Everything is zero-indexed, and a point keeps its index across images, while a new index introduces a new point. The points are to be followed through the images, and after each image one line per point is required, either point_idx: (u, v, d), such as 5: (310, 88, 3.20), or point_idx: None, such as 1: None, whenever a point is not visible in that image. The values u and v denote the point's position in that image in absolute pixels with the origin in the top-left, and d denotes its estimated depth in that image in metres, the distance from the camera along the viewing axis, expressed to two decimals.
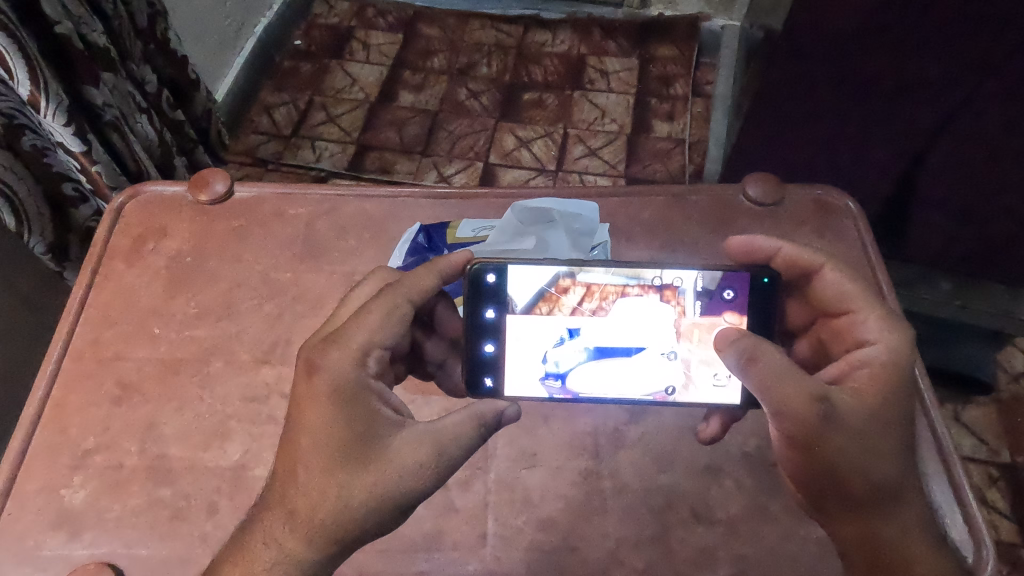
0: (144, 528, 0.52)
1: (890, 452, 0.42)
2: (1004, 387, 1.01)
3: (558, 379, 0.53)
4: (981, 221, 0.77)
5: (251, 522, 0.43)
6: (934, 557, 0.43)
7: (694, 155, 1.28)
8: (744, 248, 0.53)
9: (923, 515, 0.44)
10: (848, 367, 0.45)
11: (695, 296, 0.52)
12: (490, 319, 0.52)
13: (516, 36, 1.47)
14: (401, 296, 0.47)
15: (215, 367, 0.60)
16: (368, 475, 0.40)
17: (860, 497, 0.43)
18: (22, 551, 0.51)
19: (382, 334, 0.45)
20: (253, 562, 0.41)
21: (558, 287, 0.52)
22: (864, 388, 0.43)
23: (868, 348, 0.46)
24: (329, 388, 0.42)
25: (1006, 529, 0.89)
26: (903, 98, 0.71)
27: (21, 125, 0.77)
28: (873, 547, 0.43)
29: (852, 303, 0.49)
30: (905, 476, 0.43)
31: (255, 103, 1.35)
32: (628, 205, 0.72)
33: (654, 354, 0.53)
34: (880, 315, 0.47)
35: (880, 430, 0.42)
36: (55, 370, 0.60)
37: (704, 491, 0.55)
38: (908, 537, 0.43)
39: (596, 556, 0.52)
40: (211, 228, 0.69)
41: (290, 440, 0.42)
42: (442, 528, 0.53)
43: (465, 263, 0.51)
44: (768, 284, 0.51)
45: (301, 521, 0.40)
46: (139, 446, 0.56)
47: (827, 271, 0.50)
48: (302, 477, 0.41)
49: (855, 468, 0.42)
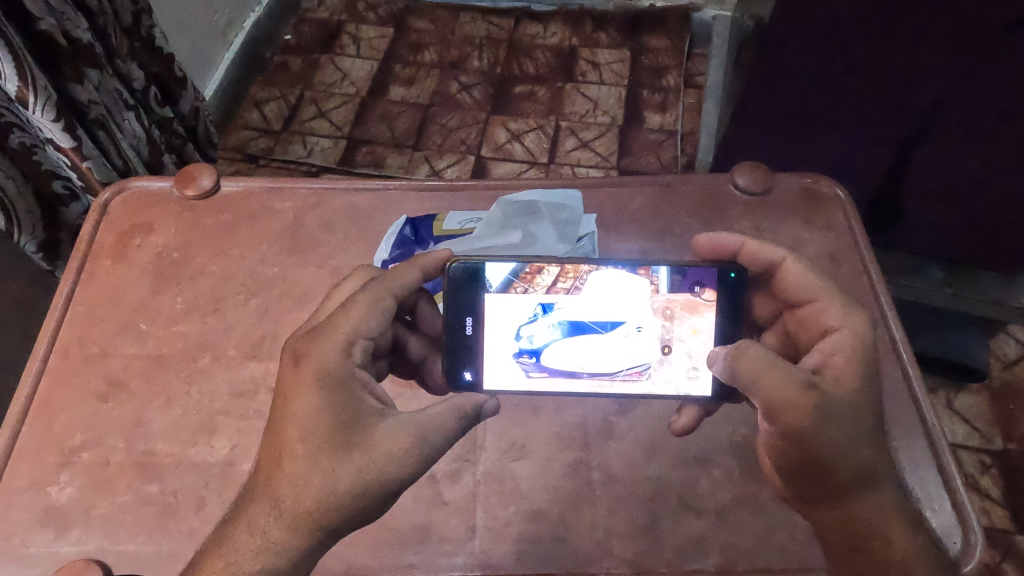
0: (132, 525, 0.52)
1: (867, 434, 0.43)
2: (997, 374, 1.01)
3: (533, 355, 0.52)
4: (969, 208, 0.77)
5: (234, 513, 0.42)
6: (912, 537, 0.43)
7: (686, 146, 1.28)
8: (710, 246, 0.55)
9: (899, 496, 0.44)
10: (822, 355, 0.45)
11: (668, 273, 0.52)
12: (471, 307, 0.52)
13: (507, 29, 1.46)
14: (386, 288, 0.47)
15: (203, 363, 0.60)
16: (352, 462, 0.40)
17: (840, 480, 0.43)
18: (9, 548, 0.51)
19: (366, 323, 0.46)
20: (238, 552, 0.40)
21: (531, 269, 0.52)
22: (842, 372, 0.44)
23: (834, 335, 0.46)
24: (315, 377, 0.42)
25: (997, 515, 0.90)
26: (891, 86, 0.71)
27: (9, 124, 0.76)
28: (854, 531, 0.43)
29: (814, 293, 0.49)
30: (880, 457, 0.43)
31: (245, 98, 1.35)
32: (616, 196, 0.72)
33: (630, 330, 0.53)
34: (840, 304, 0.48)
35: (854, 414, 0.43)
36: (42, 367, 0.60)
37: (693, 481, 0.54)
38: (887, 519, 0.43)
39: (586, 546, 0.52)
40: (197, 224, 0.69)
41: (276, 428, 0.42)
42: (431, 521, 0.53)
43: (445, 262, 0.51)
44: (736, 279, 0.51)
45: (286, 509, 0.40)
46: (127, 442, 0.56)
47: (787, 263, 0.51)
48: (286, 465, 0.41)
49: (836, 450, 0.42)
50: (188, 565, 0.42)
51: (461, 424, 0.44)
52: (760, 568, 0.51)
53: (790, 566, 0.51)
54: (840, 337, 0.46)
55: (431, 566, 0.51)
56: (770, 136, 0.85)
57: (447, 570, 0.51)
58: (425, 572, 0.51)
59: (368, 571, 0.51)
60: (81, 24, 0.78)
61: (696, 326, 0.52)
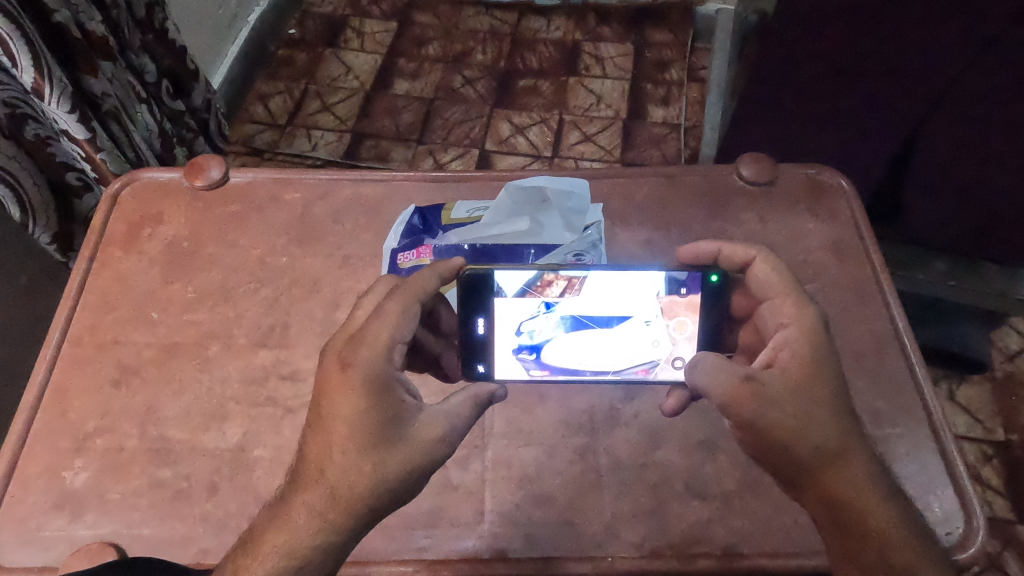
0: (146, 509, 0.53)
1: (824, 411, 0.43)
2: (999, 366, 1.02)
3: (532, 352, 0.54)
4: (970, 203, 0.78)
5: (285, 495, 0.42)
6: (888, 509, 0.43)
7: (689, 140, 1.28)
8: (691, 255, 0.55)
9: (871, 466, 0.43)
10: (774, 350, 0.47)
11: (668, 282, 0.53)
12: (481, 305, 0.52)
13: (510, 23, 1.46)
14: (414, 294, 0.47)
15: (214, 351, 0.61)
16: (401, 453, 0.41)
17: (804, 460, 0.43)
18: (25, 532, 0.52)
19: (401, 329, 0.45)
20: (292, 535, 0.40)
21: (543, 282, 0.53)
22: (793, 366, 0.45)
23: (783, 332, 0.47)
24: (362, 379, 0.42)
25: (999, 505, 0.90)
26: (894, 77, 0.71)
27: (23, 115, 0.77)
28: (831, 508, 0.43)
29: (773, 291, 0.50)
30: (845, 433, 0.43)
31: (250, 93, 1.35)
32: (621, 187, 0.72)
33: (637, 324, 0.54)
34: (794, 301, 0.48)
35: (803, 401, 0.43)
36: (55, 354, 0.60)
37: (698, 466, 0.55)
38: (860, 492, 0.43)
39: (593, 530, 0.53)
40: (207, 214, 0.69)
41: (321, 425, 0.42)
42: (441, 506, 0.54)
43: (459, 270, 0.52)
44: (718, 282, 0.52)
45: (343, 495, 0.40)
46: (140, 428, 0.57)
47: (759, 261, 0.51)
48: (337, 458, 0.41)
49: (792, 431, 0.43)
50: (235, 554, 0.41)
51: (476, 411, 0.46)
52: (767, 552, 0.51)
53: (797, 550, 0.51)
54: (788, 334, 0.47)
55: (441, 549, 0.52)
56: (772, 128, 0.85)
57: (456, 554, 0.52)
58: (436, 556, 0.51)
59: (378, 555, 0.51)
60: (94, 16, 0.79)
61: (682, 323, 0.53)
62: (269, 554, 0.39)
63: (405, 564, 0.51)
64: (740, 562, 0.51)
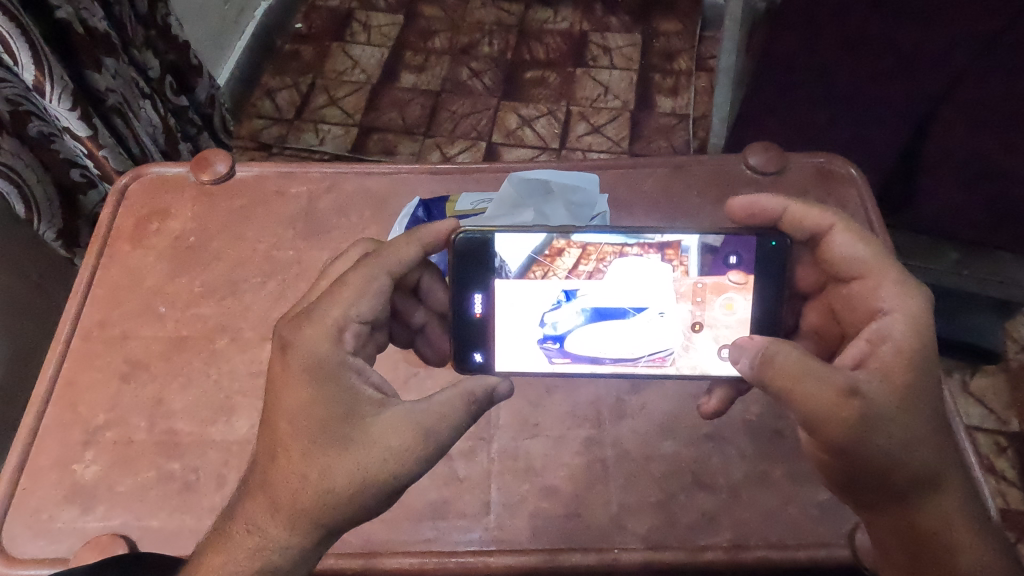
0: (155, 501, 0.53)
1: (928, 437, 0.42)
2: (1013, 356, 1.00)
3: (557, 341, 0.54)
4: (985, 190, 0.76)
5: (234, 507, 0.43)
6: (978, 544, 0.42)
7: (698, 130, 1.27)
8: (746, 210, 0.53)
9: (965, 500, 0.43)
10: (868, 345, 0.45)
11: (699, 252, 0.52)
12: (478, 267, 0.52)
13: (517, 14, 1.45)
14: (381, 267, 0.48)
15: (221, 344, 0.61)
16: (350, 458, 0.40)
17: (899, 486, 0.42)
18: (37, 523, 0.53)
19: (358, 308, 0.46)
20: (237, 549, 0.41)
21: (552, 250, 0.52)
22: (891, 369, 0.43)
23: (883, 319, 0.45)
24: (301, 367, 0.43)
25: (1014, 497, 0.89)
26: (908, 63, 0.69)
27: (26, 112, 0.77)
28: (914, 537, 0.42)
29: (866, 268, 0.48)
30: (944, 463, 0.42)
31: (257, 87, 1.36)
32: (628, 177, 0.72)
33: (652, 315, 0.54)
34: (894, 280, 0.47)
35: (910, 422, 0.42)
36: (64, 349, 0.61)
37: (706, 457, 0.55)
38: (953, 526, 0.42)
39: (600, 522, 0.53)
40: (214, 208, 0.70)
41: (269, 424, 0.42)
42: (448, 498, 0.54)
43: (451, 233, 0.51)
44: (776, 248, 0.50)
45: (283, 506, 0.40)
46: (149, 422, 0.57)
47: (838, 229, 0.50)
48: (282, 461, 0.41)
49: (887, 455, 0.41)
50: (188, 562, 0.43)
51: (470, 410, 0.45)
52: (774, 543, 0.51)
53: (806, 542, 0.51)
54: (889, 322, 0.45)
55: (446, 541, 0.52)
56: (781, 117, 0.84)
57: (461, 546, 0.52)
58: (443, 547, 0.51)
59: (385, 545, 0.52)
60: (96, 13, 0.79)
61: (731, 301, 0.52)
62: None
63: (412, 556, 0.51)
64: (748, 554, 0.50)
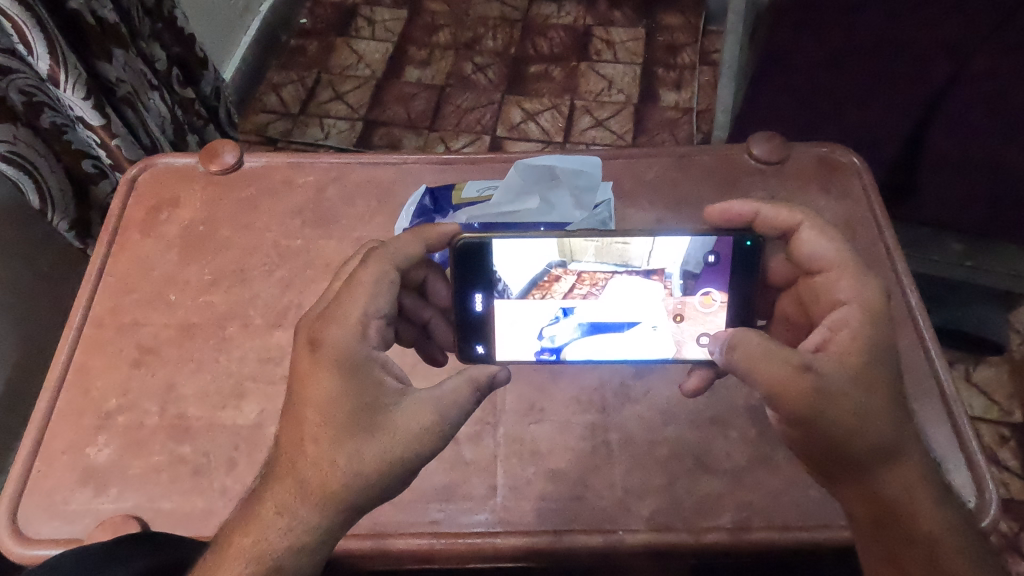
0: (166, 483, 0.54)
1: (882, 409, 0.43)
2: (1016, 347, 1.01)
3: (553, 353, 0.55)
4: (987, 181, 0.77)
5: (256, 493, 0.42)
6: (941, 512, 0.43)
7: (701, 124, 1.28)
8: (723, 216, 0.54)
9: (923, 466, 0.44)
10: (829, 331, 0.46)
11: (681, 277, 0.53)
12: (479, 282, 0.53)
13: (521, 9, 1.46)
14: (388, 260, 0.49)
15: (231, 331, 0.62)
16: (377, 442, 0.42)
17: (858, 456, 0.43)
18: (51, 505, 0.54)
19: (375, 303, 0.47)
20: (262, 530, 0.40)
21: (550, 277, 0.53)
22: (847, 351, 0.44)
23: (841, 309, 0.46)
24: (333, 361, 0.43)
25: (1016, 487, 0.90)
26: (912, 56, 0.70)
27: (40, 103, 0.78)
28: (879, 507, 0.43)
29: (828, 264, 0.49)
30: (900, 432, 0.43)
31: (262, 82, 1.37)
32: (633, 166, 0.72)
33: (645, 329, 0.55)
34: (852, 274, 0.48)
35: (865, 394, 0.43)
36: (77, 335, 0.62)
37: (709, 441, 0.56)
38: (913, 492, 0.43)
39: (605, 504, 0.53)
40: (223, 197, 0.71)
41: (293, 414, 0.43)
42: (455, 481, 0.54)
43: (453, 238, 0.52)
44: (751, 247, 0.51)
45: (314, 490, 0.41)
46: (160, 406, 0.58)
47: (805, 227, 0.50)
48: (309, 448, 0.41)
49: (846, 428, 0.42)
50: (207, 549, 0.42)
51: (476, 397, 0.46)
52: (776, 526, 0.52)
53: (809, 523, 0.52)
54: (849, 312, 0.46)
55: (453, 523, 0.52)
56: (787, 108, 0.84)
57: (469, 528, 0.52)
58: (449, 529, 0.52)
59: (393, 526, 0.52)
60: (106, 4, 0.79)
61: (709, 297, 0.53)
62: (234, 557, 0.40)
63: (419, 537, 0.52)
64: (750, 536, 0.51)
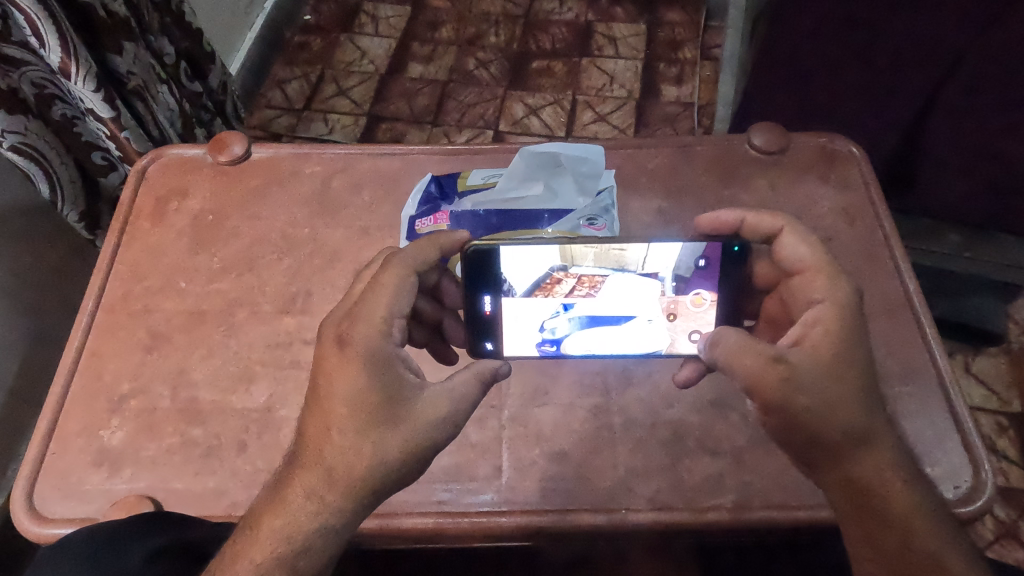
0: (179, 465, 0.55)
1: (849, 396, 0.44)
2: (1015, 338, 1.02)
3: (554, 344, 0.57)
4: (984, 173, 0.78)
5: (281, 478, 0.43)
6: (912, 493, 0.43)
7: (702, 118, 1.29)
8: (712, 224, 0.55)
9: (894, 451, 0.44)
10: (803, 327, 0.47)
11: (673, 280, 0.54)
12: (484, 282, 0.54)
13: (523, 5, 1.47)
14: (408, 265, 0.49)
15: (240, 317, 0.63)
16: (400, 431, 0.43)
17: (829, 441, 0.43)
18: (67, 486, 0.55)
19: (398, 303, 0.47)
20: (290, 514, 0.41)
21: (552, 278, 0.54)
22: (818, 344, 0.45)
23: (817, 307, 0.47)
24: (361, 356, 0.44)
25: (1015, 475, 0.91)
26: (908, 51, 0.71)
27: (51, 95, 0.80)
28: (853, 488, 0.43)
29: (806, 266, 0.50)
30: (870, 417, 0.44)
31: (267, 77, 1.38)
32: (635, 157, 0.73)
33: (641, 322, 0.56)
34: (827, 276, 0.48)
35: (833, 383, 0.44)
36: (90, 321, 0.63)
37: (711, 424, 0.57)
38: (885, 474, 0.43)
39: (608, 484, 0.54)
40: (232, 187, 0.72)
41: (318, 404, 0.43)
42: (461, 463, 0.56)
43: (463, 243, 0.53)
44: (739, 252, 0.52)
45: (341, 475, 0.42)
46: (172, 390, 0.59)
47: (787, 232, 0.51)
48: (336, 437, 0.42)
49: (816, 411, 0.43)
50: (235, 532, 0.43)
51: (482, 388, 0.48)
52: (775, 505, 0.53)
53: (809, 503, 0.53)
54: (821, 309, 0.47)
55: (460, 503, 0.54)
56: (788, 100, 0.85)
57: (475, 507, 0.53)
58: (455, 508, 0.53)
59: (401, 506, 0.54)
60: None
61: (700, 297, 0.54)
62: (267, 534, 0.41)
63: (426, 517, 0.53)
64: (750, 514, 0.52)
